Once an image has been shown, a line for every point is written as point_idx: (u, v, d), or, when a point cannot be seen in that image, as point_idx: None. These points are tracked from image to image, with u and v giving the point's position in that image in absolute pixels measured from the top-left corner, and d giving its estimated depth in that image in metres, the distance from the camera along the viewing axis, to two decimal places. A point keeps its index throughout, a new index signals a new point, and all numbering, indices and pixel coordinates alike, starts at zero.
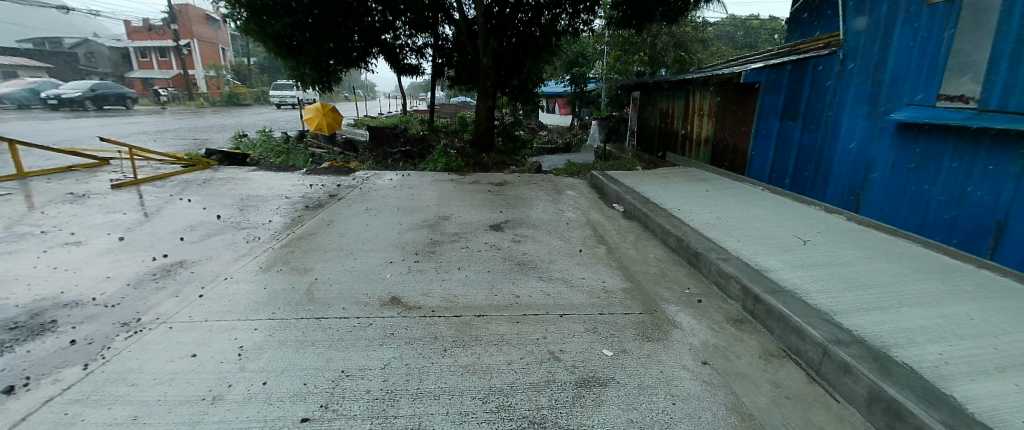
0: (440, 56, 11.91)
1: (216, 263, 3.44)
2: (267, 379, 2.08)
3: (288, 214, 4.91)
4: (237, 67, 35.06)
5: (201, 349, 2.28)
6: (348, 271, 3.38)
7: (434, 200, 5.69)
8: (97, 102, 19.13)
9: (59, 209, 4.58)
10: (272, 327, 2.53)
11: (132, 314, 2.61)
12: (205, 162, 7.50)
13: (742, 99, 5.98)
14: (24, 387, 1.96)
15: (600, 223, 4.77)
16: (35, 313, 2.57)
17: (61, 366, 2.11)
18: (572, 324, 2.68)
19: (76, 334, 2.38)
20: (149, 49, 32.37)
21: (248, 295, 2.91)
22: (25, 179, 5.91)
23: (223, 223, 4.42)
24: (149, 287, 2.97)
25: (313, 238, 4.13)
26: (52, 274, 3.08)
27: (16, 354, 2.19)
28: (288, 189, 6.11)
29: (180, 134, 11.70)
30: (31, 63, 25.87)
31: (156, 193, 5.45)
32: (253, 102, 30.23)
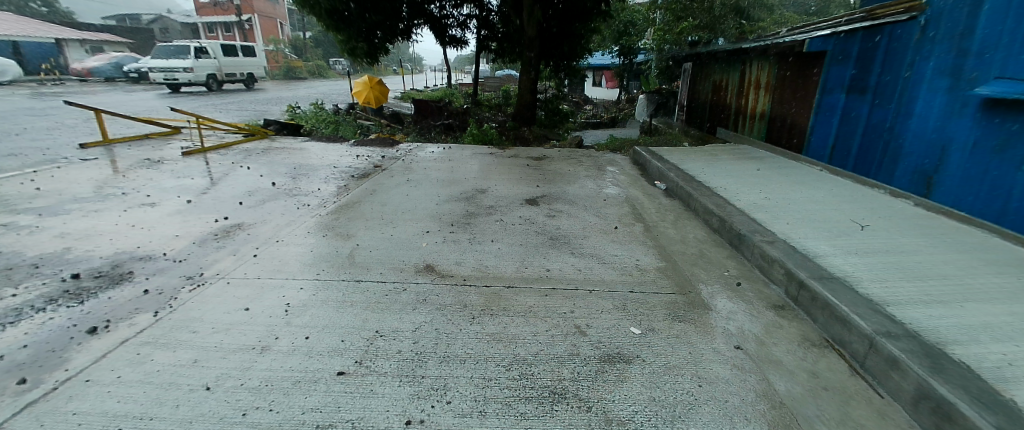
0: (486, 27, 11.77)
1: (269, 226, 3.70)
2: (310, 334, 2.25)
3: (336, 183, 5.15)
4: (293, 41, 36.40)
5: (253, 304, 2.49)
6: (388, 239, 3.54)
7: (474, 173, 5.77)
8: None
9: (138, 173, 5.06)
10: (316, 287, 2.72)
11: (195, 270, 2.88)
12: (263, 132, 7.94)
13: (804, 71, 5.53)
14: (106, 328, 2.24)
15: (639, 201, 4.64)
16: (116, 264, 2.91)
17: (136, 312, 2.38)
18: (601, 300, 2.67)
19: (148, 285, 2.67)
20: (215, 24, 34.18)
21: (297, 257, 3.12)
22: (110, 145, 6.54)
23: (277, 190, 4.71)
24: (211, 246, 3.26)
25: (357, 206, 4.32)
26: (130, 231, 3.44)
27: (100, 299, 2.50)
28: (336, 159, 6.39)
29: (242, 105, 12.44)
30: (116, 40, 28.28)
31: (220, 161, 5.88)
32: (307, 76, 31.50)
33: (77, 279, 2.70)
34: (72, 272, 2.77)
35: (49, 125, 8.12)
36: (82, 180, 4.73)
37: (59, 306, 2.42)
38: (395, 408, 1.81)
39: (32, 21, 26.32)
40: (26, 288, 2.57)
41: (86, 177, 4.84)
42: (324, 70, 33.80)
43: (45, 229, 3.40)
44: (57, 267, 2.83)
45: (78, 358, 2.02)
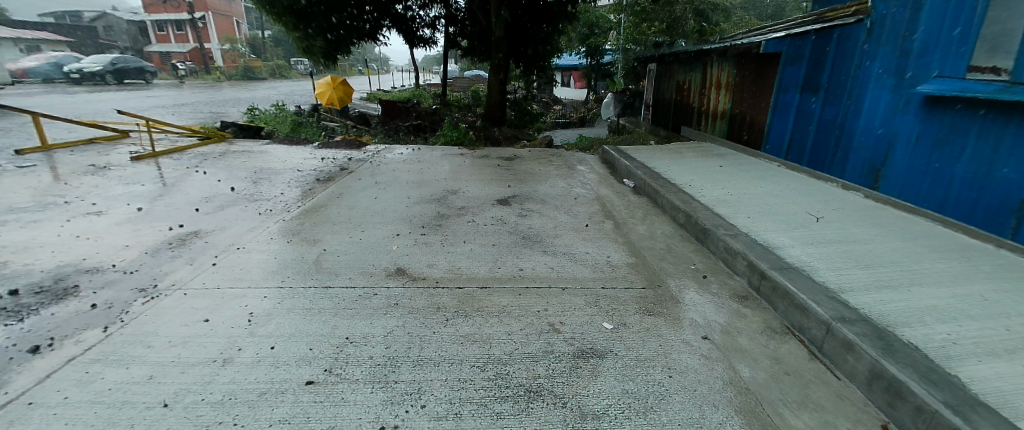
0: (454, 27, 11.66)
1: (230, 233, 3.55)
2: (275, 343, 2.17)
3: (300, 187, 4.99)
4: (251, 40, 35.05)
5: (213, 315, 2.37)
6: (356, 243, 3.45)
7: (443, 174, 5.72)
8: (117, 76, 19.58)
9: (83, 180, 4.75)
10: (281, 294, 2.63)
11: (149, 281, 2.72)
12: (220, 135, 7.60)
13: (761, 71, 5.77)
14: (49, 347, 2.08)
15: (608, 199, 4.72)
16: (59, 278, 2.71)
17: (83, 328, 2.23)
18: (573, 298, 2.70)
19: (96, 299, 2.50)
20: (166, 22, 32.51)
21: (259, 265, 3.00)
22: (49, 151, 6.10)
23: (237, 195, 4.52)
24: (165, 255, 3.08)
25: (323, 210, 4.20)
26: (75, 242, 3.22)
27: (42, 316, 2.32)
28: (300, 162, 6.20)
29: (198, 108, 11.86)
30: (56, 39, 26.47)
31: (174, 166, 5.58)
32: (267, 77, 30.34)
33: (13, 295, 2.50)
34: (8, 288, 2.57)
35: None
36: (18, 188, 4.39)
37: None
38: (368, 415, 1.76)
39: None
40: None
41: (23, 185, 4.50)
42: (284, 70, 32.63)
43: None
44: None
45: (18, 380, 1.87)
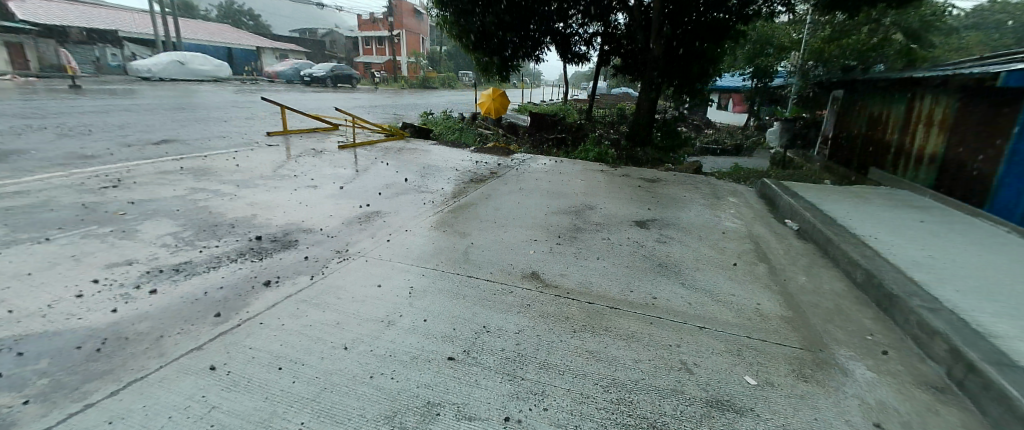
0: (609, 44, 11.72)
1: (401, 216, 4.17)
2: (427, 317, 2.50)
3: (457, 185, 5.58)
4: (431, 54, 40.28)
5: (384, 283, 2.84)
6: (500, 241, 3.75)
7: (583, 189, 5.82)
8: (334, 81, 24.34)
9: (306, 160, 6.05)
10: (435, 275, 3.01)
11: (342, 246, 3.37)
12: (400, 134, 8.90)
13: (997, 110, 4.60)
14: (276, 283, 2.75)
15: (764, 239, 4.26)
16: (286, 232, 3.53)
17: (298, 274, 2.88)
18: (712, 340, 2.53)
19: (307, 253, 3.20)
20: (370, 37, 39.38)
21: (421, 247, 3.48)
22: (286, 135, 7.89)
23: (408, 186, 5.27)
24: (355, 227, 3.78)
25: (474, 207, 4.65)
26: (297, 207, 4.14)
27: (274, 259, 3.07)
28: (459, 163, 6.92)
29: (385, 109, 14.05)
30: (298, 49, 34.16)
31: (366, 155, 6.75)
32: (438, 86, 34.42)
33: (258, 240, 3.35)
34: (256, 234, 3.44)
35: (247, 115, 10.12)
36: (266, 161, 5.80)
37: (246, 259, 3.03)
38: (495, 403, 1.92)
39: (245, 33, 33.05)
40: (226, 242, 3.26)
41: (269, 159, 5.92)
42: (453, 81, 36.58)
43: (240, 198, 4.24)
44: (246, 229, 3.54)
45: (257, 303, 2.51)
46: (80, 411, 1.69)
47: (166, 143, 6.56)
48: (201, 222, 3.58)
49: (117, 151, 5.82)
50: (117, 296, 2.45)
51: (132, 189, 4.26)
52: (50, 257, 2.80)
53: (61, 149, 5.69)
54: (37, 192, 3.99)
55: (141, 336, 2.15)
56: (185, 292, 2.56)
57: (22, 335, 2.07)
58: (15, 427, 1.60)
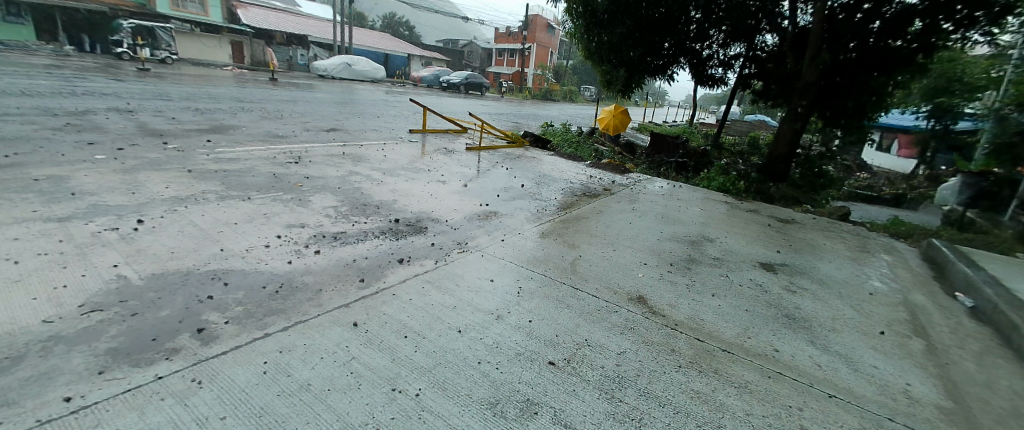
0: (754, 66, 10.72)
1: (516, 220, 4.39)
2: (532, 319, 2.61)
3: (570, 196, 5.68)
4: (557, 68, 41.31)
5: (497, 279, 3.03)
6: (608, 258, 3.74)
7: (702, 218, 5.49)
8: (466, 88, 26.33)
9: (437, 157, 6.67)
10: (543, 280, 3.13)
11: (463, 238, 3.68)
12: (521, 142, 9.30)
13: None
14: (406, 262, 3.12)
15: (924, 309, 3.59)
16: (418, 220, 3.97)
17: (424, 257, 3.22)
18: (843, 412, 2.22)
19: (434, 240, 3.56)
20: (504, 49, 41.70)
21: (532, 251, 3.63)
22: (423, 133, 8.79)
23: (524, 192, 5.50)
24: (475, 223, 4.08)
25: (585, 221, 4.69)
26: (428, 198, 4.61)
27: (406, 241, 3.48)
28: (574, 176, 7.02)
29: (509, 117, 14.80)
30: (440, 57, 37.64)
31: (488, 159, 7.21)
32: (560, 99, 35.12)
33: (395, 223, 3.82)
34: (394, 218, 3.93)
35: (394, 113, 11.49)
36: (405, 155, 6.53)
37: (385, 238, 3.49)
38: (590, 417, 1.94)
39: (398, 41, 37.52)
40: (372, 221, 3.79)
41: (407, 153, 6.66)
42: (575, 95, 37.02)
43: (384, 185, 4.87)
44: (387, 212, 4.07)
45: (391, 277, 2.88)
46: (262, 335, 2.12)
47: (330, 131, 7.76)
48: (353, 201, 4.21)
49: (298, 134, 7.07)
50: (292, 251, 3.02)
51: (306, 166, 5.16)
52: (250, 212, 3.55)
53: (261, 128, 7.11)
54: (244, 160, 5.06)
55: (305, 287, 2.62)
56: (339, 257, 3.05)
57: (230, 269, 2.66)
58: (220, 337, 2.07)
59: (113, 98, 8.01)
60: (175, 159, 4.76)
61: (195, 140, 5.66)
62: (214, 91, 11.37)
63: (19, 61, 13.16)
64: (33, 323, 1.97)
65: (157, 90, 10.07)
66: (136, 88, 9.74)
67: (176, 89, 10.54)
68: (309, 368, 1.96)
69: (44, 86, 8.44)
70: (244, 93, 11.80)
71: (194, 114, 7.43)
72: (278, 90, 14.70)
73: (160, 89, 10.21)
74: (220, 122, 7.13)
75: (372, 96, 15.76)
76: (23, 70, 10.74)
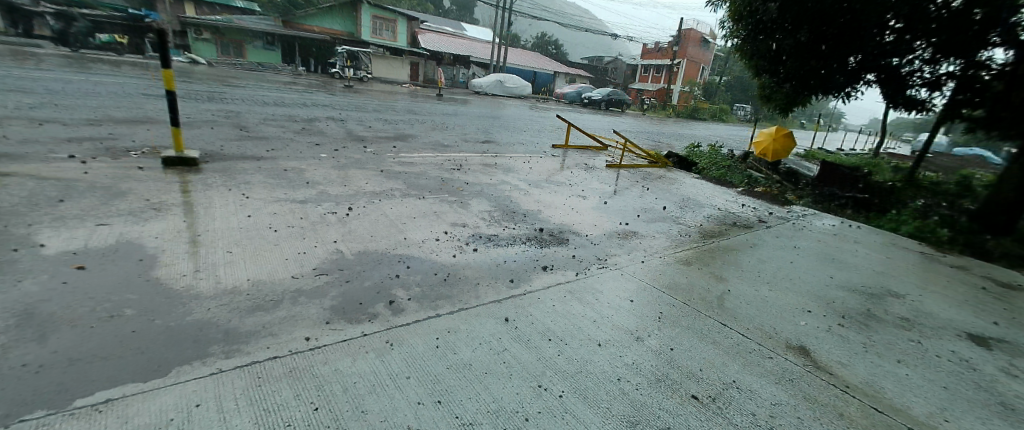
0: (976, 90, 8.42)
1: (657, 242, 4.29)
2: (674, 347, 2.55)
3: (717, 224, 5.31)
4: (708, 84, 38.56)
5: (637, 300, 3.02)
6: (760, 297, 3.42)
7: (886, 267, 4.61)
8: (608, 104, 26.31)
9: (579, 173, 6.85)
10: (685, 309, 3.02)
11: (603, 254, 3.74)
12: (664, 162, 8.95)
13: None
14: (549, 270, 3.31)
15: None
16: (560, 231, 4.18)
17: (566, 268, 3.38)
18: None
19: (575, 252, 3.72)
20: (650, 65, 40.48)
21: (674, 277, 3.51)
22: (565, 148, 9.09)
23: (667, 214, 5.32)
24: (615, 241, 4.10)
25: (734, 253, 4.35)
26: (570, 212, 4.80)
27: (550, 250, 3.70)
28: (722, 202, 6.53)
29: (651, 136, 14.36)
30: (584, 74, 38.25)
31: (629, 177, 7.14)
32: (708, 118, 32.70)
33: (540, 232, 4.09)
34: (539, 227, 4.21)
35: (539, 128, 12.12)
36: (548, 168, 6.86)
37: (531, 245, 3.76)
38: None
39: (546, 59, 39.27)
40: (519, 228, 4.14)
41: (550, 167, 6.99)
42: (726, 115, 34.09)
43: (529, 195, 5.23)
44: (533, 220, 4.39)
45: (536, 282, 3.10)
46: (434, 315, 2.55)
47: (484, 142, 8.55)
48: (503, 208, 4.65)
49: (459, 144, 7.99)
50: (454, 246, 3.56)
51: (465, 173, 5.89)
52: (423, 209, 4.33)
53: (430, 137, 8.21)
54: (419, 165, 6.00)
55: (466, 280, 3.03)
56: (491, 257, 3.43)
57: (410, 254, 3.30)
58: (405, 310, 2.56)
59: (327, 108, 10.08)
60: (370, 161, 5.83)
61: (384, 146, 6.84)
62: (394, 104, 13.45)
63: (271, 79, 17.40)
64: (290, 276, 2.74)
65: (354, 102, 12.30)
66: (340, 101, 12.04)
67: (367, 102, 12.73)
68: (470, 351, 2.27)
69: (284, 98, 11.01)
70: (416, 107, 13.65)
71: (382, 124, 8.94)
72: (441, 103, 16.65)
73: (359, 102, 12.52)
74: (401, 131, 8.44)
75: (520, 111, 16.83)
76: (273, 86, 14.18)
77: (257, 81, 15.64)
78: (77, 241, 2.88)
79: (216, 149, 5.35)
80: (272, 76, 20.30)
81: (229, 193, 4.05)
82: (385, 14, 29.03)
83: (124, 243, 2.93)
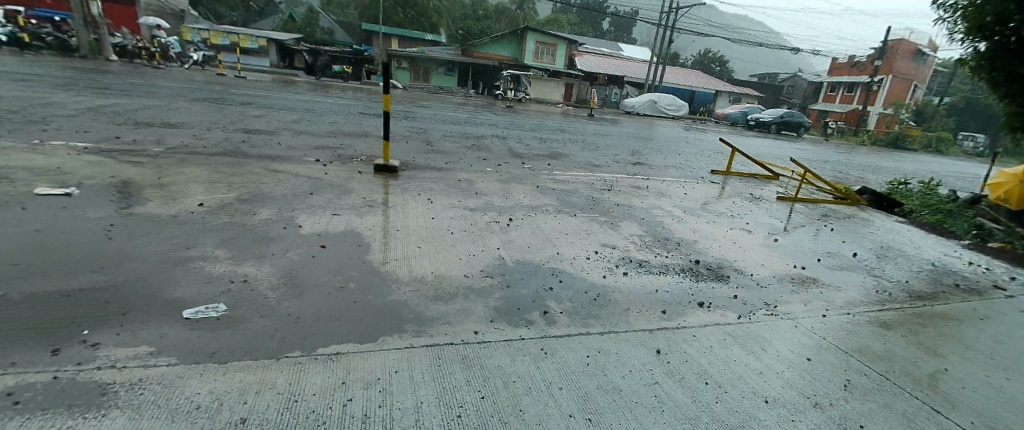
0: None
1: (842, 294, 3.66)
2: (865, 425, 2.16)
3: (930, 283, 4.29)
4: (923, 106, 31.21)
5: (815, 360, 2.64)
6: (999, 387, 2.65)
7: None
8: (780, 127, 23.31)
9: (742, 203, 6.25)
10: (883, 382, 2.52)
11: (772, 299, 3.37)
12: (855, 199, 7.55)
13: None
14: (707, 308, 3.13)
15: None
16: (720, 266, 3.90)
17: (728, 308, 3.15)
18: None
19: (737, 292, 3.42)
20: (841, 84, 34.58)
21: (866, 340, 2.96)
22: (727, 175, 8.37)
23: (857, 263, 4.50)
24: (787, 286, 3.64)
25: (957, 323, 3.45)
26: (731, 245, 4.44)
27: (708, 286, 3.49)
28: (939, 256, 5.23)
29: (838, 167, 12.24)
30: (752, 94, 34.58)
31: (806, 213, 6.24)
32: (920, 148, 26.43)
33: (697, 264, 3.88)
34: (695, 259, 4.00)
35: (696, 152, 11.36)
36: (706, 196, 6.44)
37: (686, 277, 3.60)
38: None
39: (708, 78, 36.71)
40: (673, 257, 3.99)
41: (709, 194, 6.54)
42: (948, 145, 27.12)
43: (685, 223, 5.01)
44: (688, 251, 4.18)
45: (692, 318, 2.96)
46: (585, 332, 2.66)
47: (636, 164, 8.43)
48: (656, 234, 4.55)
49: (610, 165, 8.01)
50: (605, 268, 3.61)
51: (616, 194, 5.93)
52: (575, 226, 4.51)
53: (582, 157, 8.42)
54: (571, 183, 6.24)
55: (617, 303, 3.05)
56: (643, 284, 3.40)
57: (561, 269, 3.50)
58: (558, 322, 2.75)
59: (492, 126, 11.14)
60: (526, 176, 6.28)
61: (540, 163, 7.28)
62: (550, 123, 14.15)
63: (447, 100, 19.95)
64: (464, 274, 3.25)
65: (514, 121, 13.33)
66: (502, 120, 13.17)
67: (526, 121, 13.67)
68: (621, 377, 2.29)
69: (458, 116, 12.53)
70: (570, 126, 14.12)
71: (537, 142, 9.50)
72: (594, 123, 16.86)
73: (519, 121, 13.52)
74: (556, 149, 8.87)
75: (676, 133, 16.07)
76: (448, 106, 16.23)
77: (437, 102, 18.10)
78: (321, 225, 3.85)
79: (408, 159, 6.41)
80: (447, 97, 23.24)
81: (418, 196, 4.87)
82: (547, 39, 30.74)
83: (347, 230, 3.78)
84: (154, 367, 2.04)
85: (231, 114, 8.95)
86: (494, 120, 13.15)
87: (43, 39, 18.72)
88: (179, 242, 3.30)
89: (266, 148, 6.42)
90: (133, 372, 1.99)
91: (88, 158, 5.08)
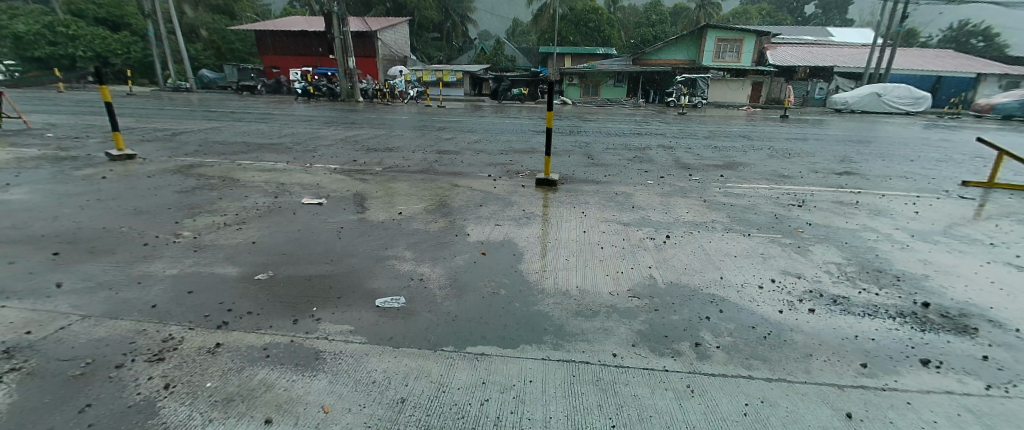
0: None
1: None
2: None
3: None
4: None
5: None
6: None
7: None
8: None
9: (1014, 227, 4.51)
10: None
11: None
12: None
13: None
14: (933, 368, 2.36)
15: None
16: (965, 313, 2.88)
17: (968, 372, 2.32)
18: None
19: (991, 352, 2.48)
20: None
21: None
22: (990, 188, 6.14)
23: None
24: None
25: None
26: (987, 286, 3.24)
27: (938, 338, 2.63)
28: None
29: None
30: None
31: None
32: None
33: (924, 308, 2.96)
34: (922, 300, 3.06)
35: (941, 156, 8.66)
36: (950, 216, 4.86)
37: (904, 323, 2.79)
38: None
39: (970, 59, 27.60)
40: (886, 295, 3.14)
41: (954, 214, 4.93)
42: None
43: (913, 251, 3.88)
44: (913, 289, 3.21)
45: (906, 379, 2.27)
46: (747, 375, 2.31)
47: (843, 174, 6.90)
48: (863, 264, 3.64)
49: (804, 175, 6.76)
50: (783, 301, 3.06)
51: (809, 211, 4.97)
52: (749, 248, 3.95)
53: (767, 166, 7.30)
54: (748, 197, 5.49)
55: (795, 346, 2.56)
56: (835, 326, 2.76)
57: (724, 297, 3.11)
58: (712, 358, 2.45)
59: (660, 136, 10.62)
60: (693, 189, 5.79)
61: (711, 174, 6.62)
62: (730, 129, 12.71)
63: (616, 112, 19.82)
64: (610, 291, 3.19)
65: (687, 129, 12.45)
66: (673, 129, 12.43)
67: (700, 128, 12.62)
68: None
69: (624, 128, 12.35)
70: (755, 131, 12.44)
71: (711, 151, 8.64)
72: (788, 126, 14.46)
73: (692, 129, 12.56)
74: (733, 158, 7.93)
75: (910, 134, 12.57)
76: (616, 118, 16.05)
77: (606, 114, 18.13)
78: (484, 234, 4.28)
79: (568, 173, 6.61)
80: (616, 108, 23.08)
81: (574, 209, 4.98)
82: (732, 35, 27.79)
83: (505, 240, 4.11)
84: (351, 343, 2.58)
85: (430, 137, 10.70)
86: (664, 129, 12.50)
87: (320, 89, 25.67)
88: (380, 243, 4.10)
89: (451, 165, 7.45)
90: (337, 345, 2.56)
91: (334, 176, 6.74)
